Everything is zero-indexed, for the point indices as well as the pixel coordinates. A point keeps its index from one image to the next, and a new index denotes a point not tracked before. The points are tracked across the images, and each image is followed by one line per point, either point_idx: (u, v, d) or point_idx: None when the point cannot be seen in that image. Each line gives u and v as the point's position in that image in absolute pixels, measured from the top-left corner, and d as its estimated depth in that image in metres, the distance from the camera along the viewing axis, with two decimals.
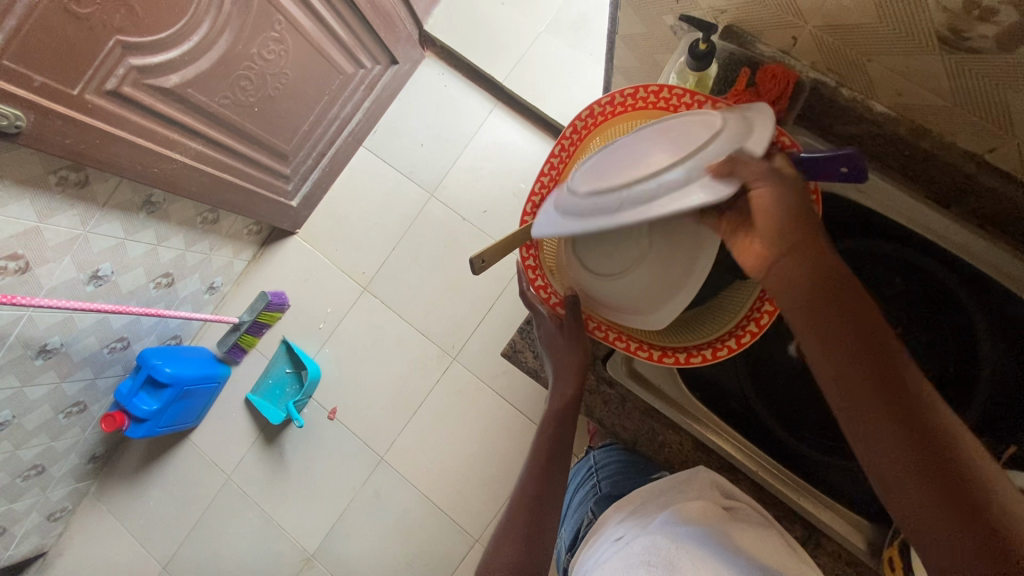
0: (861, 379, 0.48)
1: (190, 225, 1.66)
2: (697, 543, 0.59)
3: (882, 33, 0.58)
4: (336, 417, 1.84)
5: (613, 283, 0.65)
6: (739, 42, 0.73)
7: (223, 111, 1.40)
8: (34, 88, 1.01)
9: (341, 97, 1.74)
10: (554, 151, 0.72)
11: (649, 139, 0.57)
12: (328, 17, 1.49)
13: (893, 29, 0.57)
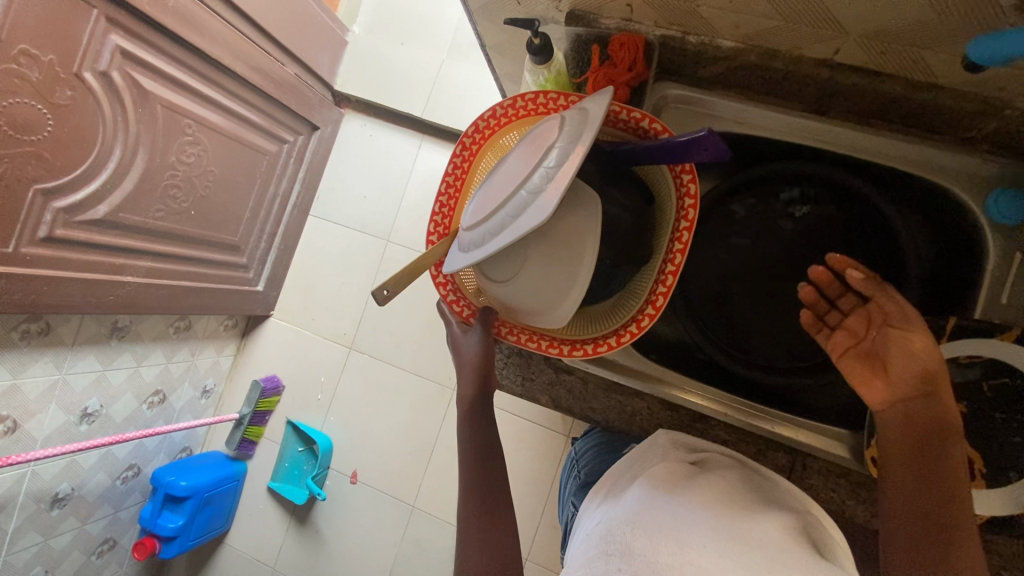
0: (906, 420, 0.60)
1: (165, 337, 1.71)
2: (654, 511, 0.55)
3: None
4: (359, 480, 1.84)
5: (513, 286, 0.62)
6: (584, 23, 0.74)
7: (161, 225, 1.44)
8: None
9: (274, 176, 1.79)
10: (448, 169, 0.75)
11: (518, 158, 0.61)
12: (235, 107, 1.54)
13: None
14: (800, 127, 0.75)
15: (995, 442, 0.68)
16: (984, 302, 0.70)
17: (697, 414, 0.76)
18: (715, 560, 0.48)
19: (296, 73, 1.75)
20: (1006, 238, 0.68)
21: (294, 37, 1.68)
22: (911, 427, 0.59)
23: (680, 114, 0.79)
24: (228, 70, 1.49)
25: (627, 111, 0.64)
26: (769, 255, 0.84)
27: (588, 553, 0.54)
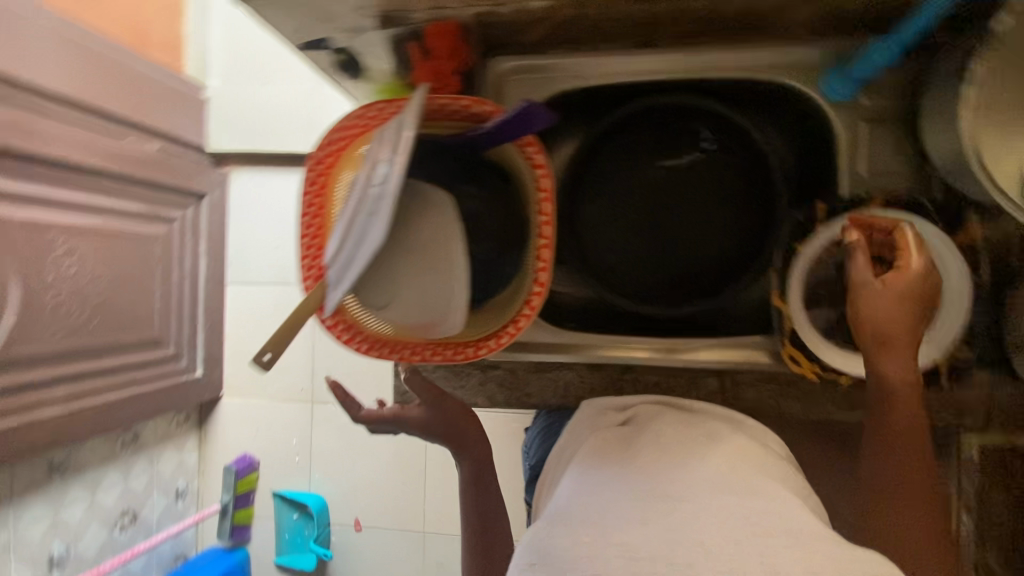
0: (902, 397, 0.58)
1: (113, 456, 1.62)
2: (588, 499, 0.54)
3: None
4: (363, 526, 1.81)
5: (395, 308, 0.60)
6: (395, 21, 0.69)
7: (63, 348, 1.35)
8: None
9: (174, 259, 1.69)
10: (303, 208, 0.65)
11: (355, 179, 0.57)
12: (103, 203, 1.43)
13: None
14: (635, 66, 0.76)
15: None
16: (846, 180, 0.72)
17: (621, 365, 0.79)
18: (649, 531, 0.48)
19: (161, 148, 1.61)
20: (849, 112, 0.72)
21: (139, 112, 1.53)
22: (902, 402, 0.58)
23: (520, 86, 0.78)
24: (83, 166, 1.38)
25: (456, 101, 0.61)
26: (646, 201, 0.82)
27: (520, 552, 0.52)
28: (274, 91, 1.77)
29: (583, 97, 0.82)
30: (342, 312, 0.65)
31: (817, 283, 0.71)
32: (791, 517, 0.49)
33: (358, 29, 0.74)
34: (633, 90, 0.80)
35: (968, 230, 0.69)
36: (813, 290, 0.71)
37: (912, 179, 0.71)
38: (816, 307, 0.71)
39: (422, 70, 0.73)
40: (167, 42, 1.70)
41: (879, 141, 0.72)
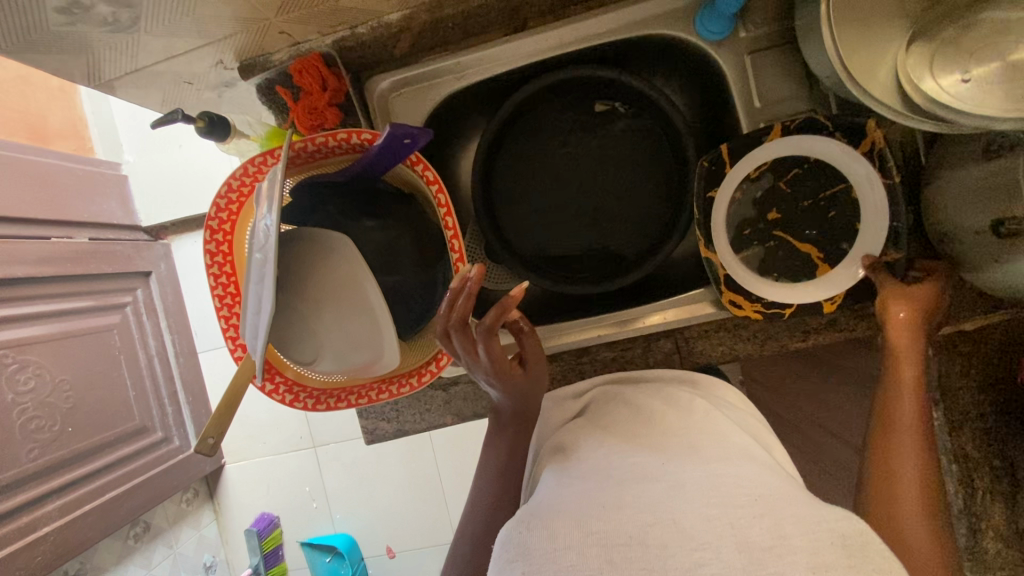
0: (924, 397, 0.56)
1: (130, 551, 1.54)
2: (566, 493, 0.49)
3: None
4: (397, 552, 1.67)
5: (325, 359, 0.59)
6: (259, 68, 0.69)
7: (47, 462, 1.20)
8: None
9: (138, 341, 1.48)
10: (212, 281, 0.63)
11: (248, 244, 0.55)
12: (48, 306, 1.26)
13: None
14: (517, 51, 0.73)
15: (817, 227, 0.71)
16: (745, 115, 0.71)
17: (576, 348, 0.78)
18: (626, 516, 0.43)
19: (92, 237, 1.43)
20: (731, 48, 0.70)
21: (49, 206, 1.32)
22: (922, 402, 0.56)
23: (404, 100, 0.76)
24: (16, 280, 1.20)
25: (332, 137, 0.58)
26: (562, 174, 0.81)
27: (497, 552, 0.46)
28: (197, 144, 1.63)
29: (481, 88, 0.78)
30: (282, 370, 0.63)
31: (738, 225, 0.73)
32: (768, 472, 0.47)
33: (228, 85, 0.73)
34: (538, 68, 0.76)
35: (871, 131, 0.65)
36: (735, 233, 0.73)
37: (810, 99, 0.70)
38: (744, 248, 0.73)
39: (298, 113, 0.71)
40: (71, 128, 1.57)
41: (767, 68, 0.70)
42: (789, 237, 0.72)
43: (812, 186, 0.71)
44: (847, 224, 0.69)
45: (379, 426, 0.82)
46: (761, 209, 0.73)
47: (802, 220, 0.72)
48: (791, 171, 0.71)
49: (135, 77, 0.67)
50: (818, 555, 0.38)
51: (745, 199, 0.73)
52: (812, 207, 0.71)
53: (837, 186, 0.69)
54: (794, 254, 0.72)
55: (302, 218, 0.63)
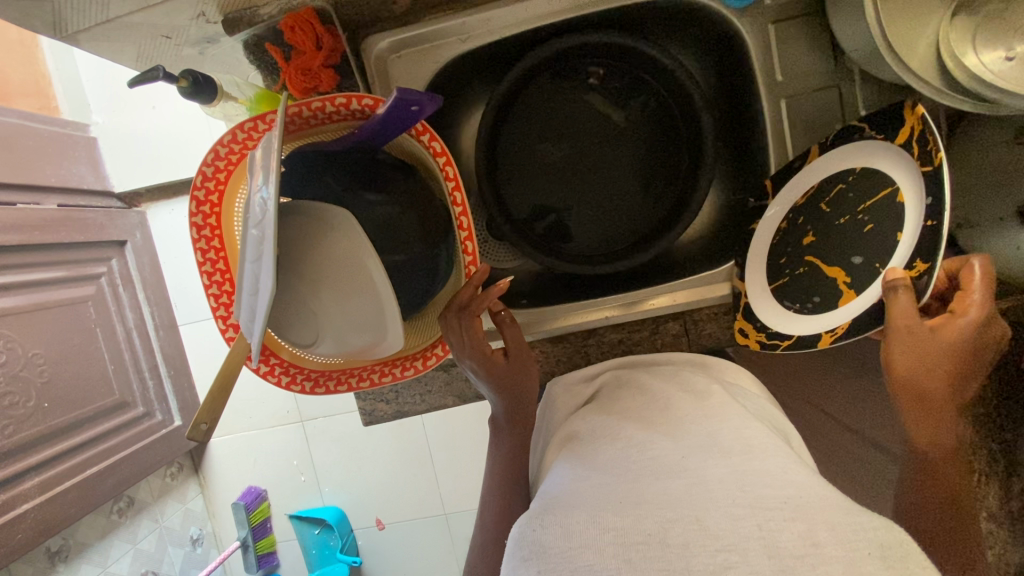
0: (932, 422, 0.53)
1: (115, 526, 1.50)
2: (584, 488, 0.48)
3: None
4: (387, 525, 1.66)
5: (328, 341, 0.56)
6: (246, 23, 0.63)
7: (22, 439, 1.15)
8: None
9: (113, 313, 1.41)
10: (198, 256, 0.59)
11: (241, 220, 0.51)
12: (12, 273, 1.18)
13: None
14: (527, 14, 0.68)
15: (856, 247, 0.60)
16: (765, 88, 0.68)
17: (583, 329, 0.77)
18: (646, 514, 0.42)
19: (61, 204, 1.34)
20: (755, 16, 0.66)
21: (11, 169, 1.22)
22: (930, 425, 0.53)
23: (405, 63, 0.70)
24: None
25: (329, 101, 0.54)
26: (571, 148, 0.77)
27: (508, 550, 0.46)
28: (170, 105, 1.53)
29: (487, 50, 0.73)
30: (278, 352, 0.59)
31: (775, 254, 0.67)
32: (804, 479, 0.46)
33: (211, 41, 0.67)
34: (547, 29, 0.71)
35: (909, 117, 0.54)
36: (771, 263, 0.68)
37: (832, 74, 0.67)
38: (778, 278, 0.67)
39: (287, 74, 0.65)
40: (33, 86, 1.46)
41: (790, 40, 0.67)
42: (824, 261, 0.62)
43: (852, 200, 0.61)
44: (888, 239, 0.57)
45: (377, 408, 0.79)
46: (799, 235, 0.65)
47: (839, 240, 0.61)
48: (833, 188, 0.62)
49: (106, 30, 0.61)
50: (855, 563, 0.36)
51: (789, 227, 0.66)
52: (852, 225, 0.60)
53: (884, 190, 0.57)
54: (824, 281, 0.62)
55: (297, 191, 0.58)
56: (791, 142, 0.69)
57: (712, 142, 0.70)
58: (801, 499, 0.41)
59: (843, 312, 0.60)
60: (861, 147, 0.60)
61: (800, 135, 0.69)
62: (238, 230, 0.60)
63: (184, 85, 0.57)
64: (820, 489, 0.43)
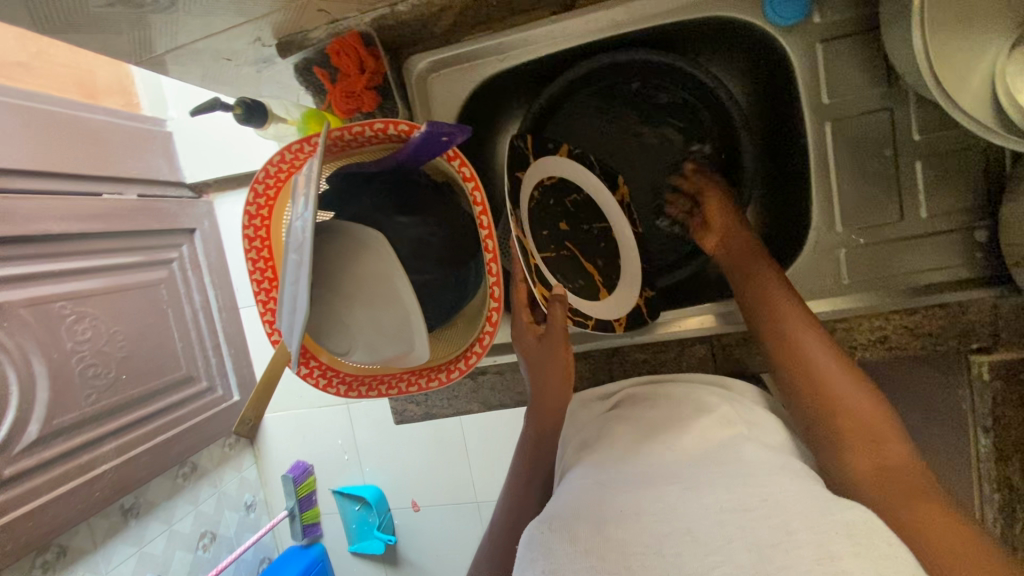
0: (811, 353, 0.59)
1: (180, 489, 1.65)
2: (589, 493, 0.50)
3: None
4: (422, 506, 1.73)
5: (359, 350, 0.60)
6: (297, 46, 0.67)
7: (103, 407, 1.24)
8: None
9: (183, 295, 1.52)
10: (249, 265, 0.63)
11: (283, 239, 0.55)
12: (98, 254, 1.29)
13: None
14: (564, 31, 0.68)
15: (595, 252, 0.75)
16: (810, 110, 0.66)
17: (607, 347, 0.78)
18: (646, 527, 0.44)
19: (140, 194, 1.45)
20: (802, 36, 0.64)
21: (96, 162, 1.32)
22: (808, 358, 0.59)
23: (444, 82, 0.73)
24: (68, 235, 1.21)
25: (368, 126, 0.56)
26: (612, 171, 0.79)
27: (520, 552, 0.47)
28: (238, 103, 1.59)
29: (523, 67, 0.73)
30: (316, 355, 0.63)
31: (539, 226, 0.68)
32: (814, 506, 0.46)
33: (267, 62, 0.71)
34: (586, 48, 0.71)
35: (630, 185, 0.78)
36: (537, 231, 0.67)
37: (885, 96, 0.64)
38: (545, 250, 0.68)
39: (334, 95, 0.69)
40: (117, 86, 1.58)
41: (841, 60, 0.64)
42: (577, 252, 0.73)
43: (590, 213, 0.75)
44: (613, 255, 0.76)
45: (408, 408, 0.84)
46: (555, 214, 0.71)
47: (581, 238, 0.73)
48: (574, 194, 0.73)
49: (176, 55, 0.66)
50: (825, 545, 0.39)
51: (546, 198, 0.70)
52: (591, 235, 0.74)
53: (601, 221, 0.76)
54: (576, 267, 0.72)
55: (337, 207, 0.62)
56: (836, 167, 0.66)
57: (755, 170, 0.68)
58: (779, 496, 0.45)
59: (595, 304, 0.72)
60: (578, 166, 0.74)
61: (846, 159, 0.66)
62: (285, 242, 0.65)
63: (241, 116, 0.63)
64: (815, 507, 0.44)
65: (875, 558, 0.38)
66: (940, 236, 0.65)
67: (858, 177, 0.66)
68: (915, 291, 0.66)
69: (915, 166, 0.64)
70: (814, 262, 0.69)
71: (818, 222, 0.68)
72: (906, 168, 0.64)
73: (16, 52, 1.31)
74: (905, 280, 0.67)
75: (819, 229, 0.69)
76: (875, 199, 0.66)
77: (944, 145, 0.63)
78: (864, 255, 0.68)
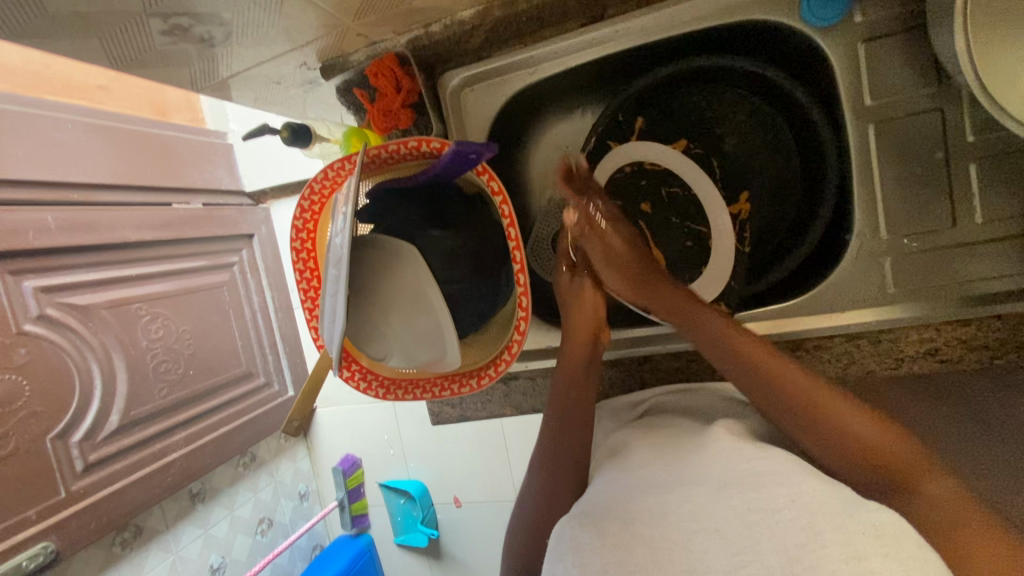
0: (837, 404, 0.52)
1: (241, 477, 1.77)
2: (617, 494, 0.52)
3: None
4: (464, 502, 1.76)
5: (394, 354, 0.63)
6: (339, 69, 0.72)
7: (173, 400, 1.28)
8: (37, 520, 1.01)
9: (244, 293, 1.52)
10: (297, 277, 0.67)
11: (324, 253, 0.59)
12: (169, 252, 1.32)
13: None
14: (593, 41, 0.69)
15: (676, 249, 0.74)
16: (852, 114, 0.63)
17: (637, 354, 0.79)
18: (668, 526, 0.44)
19: (205, 203, 1.45)
20: (846, 37, 0.62)
21: (166, 175, 1.34)
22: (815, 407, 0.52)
23: (477, 95, 0.76)
24: (141, 242, 1.25)
25: (403, 144, 0.60)
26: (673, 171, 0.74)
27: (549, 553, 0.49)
28: None
29: (553, 77, 0.74)
30: (357, 359, 0.66)
31: (613, 196, 0.76)
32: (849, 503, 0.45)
33: (312, 83, 0.76)
34: (617, 57, 0.71)
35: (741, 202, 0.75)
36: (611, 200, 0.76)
37: (935, 96, 0.60)
38: None
39: (372, 113, 0.74)
40: (185, 102, 1.62)
41: (885, 60, 0.61)
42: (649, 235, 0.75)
43: (684, 210, 0.73)
44: (696, 259, 0.73)
45: (443, 410, 0.88)
46: (636, 196, 0.75)
47: (658, 226, 0.75)
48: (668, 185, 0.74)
49: (231, 83, 0.72)
50: (852, 544, 0.39)
51: (633, 176, 0.75)
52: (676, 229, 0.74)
53: (698, 223, 0.73)
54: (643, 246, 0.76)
55: (375, 220, 0.66)
56: (880, 170, 0.64)
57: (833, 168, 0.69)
58: (801, 498, 0.44)
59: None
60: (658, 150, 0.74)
61: (892, 163, 0.63)
62: (329, 254, 0.69)
63: (288, 140, 0.70)
64: (846, 508, 0.44)
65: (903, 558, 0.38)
66: (999, 243, 0.61)
67: (904, 182, 0.63)
68: (968, 302, 0.63)
69: (969, 169, 0.60)
70: (857, 270, 0.66)
71: (861, 228, 0.66)
72: (959, 170, 0.61)
73: (96, 75, 1.42)
74: (959, 289, 0.63)
75: (862, 235, 0.66)
76: (925, 204, 0.63)
77: (1002, 147, 0.59)
78: (913, 262, 0.64)
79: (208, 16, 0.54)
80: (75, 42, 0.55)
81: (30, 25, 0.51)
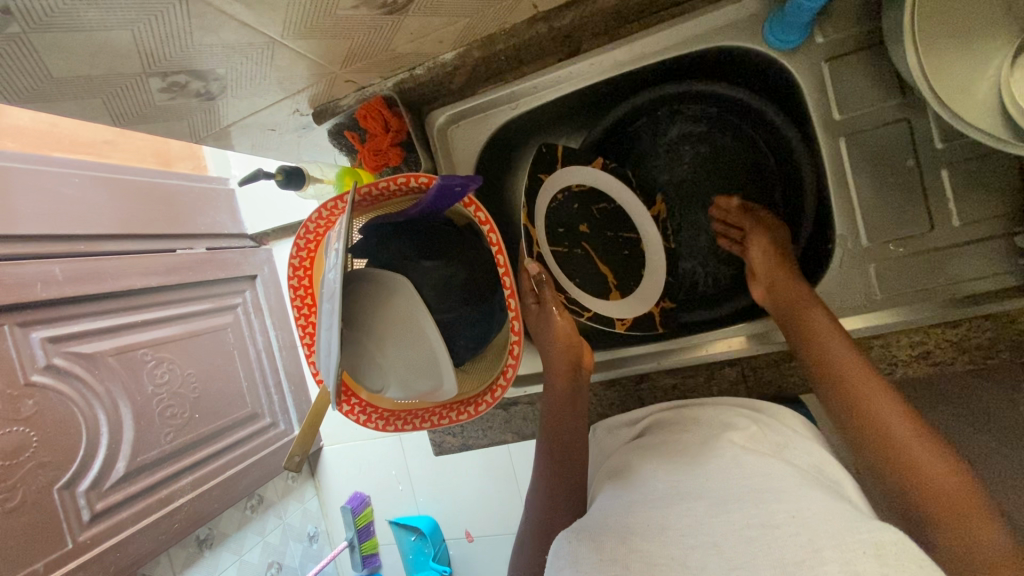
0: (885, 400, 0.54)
1: (249, 520, 1.75)
2: (617, 512, 0.51)
3: (363, 36, 0.58)
4: (476, 537, 1.72)
5: (393, 385, 0.64)
6: (330, 112, 0.75)
7: (180, 443, 1.28)
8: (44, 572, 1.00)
9: (248, 334, 1.52)
10: (295, 316, 0.69)
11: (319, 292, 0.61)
12: (172, 296, 1.34)
13: (365, 30, 0.57)
14: (571, 74, 0.72)
15: (616, 259, 0.79)
16: (822, 129, 0.66)
17: (634, 374, 0.80)
18: (663, 543, 0.44)
19: (208, 247, 1.48)
20: (808, 55, 0.65)
21: (169, 222, 1.38)
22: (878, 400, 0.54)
23: (462, 131, 0.79)
24: (145, 289, 1.27)
25: (393, 181, 0.62)
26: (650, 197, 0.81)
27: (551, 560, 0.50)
28: None
29: (535, 109, 0.77)
30: (356, 392, 0.65)
31: (555, 222, 0.75)
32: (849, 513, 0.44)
33: (306, 128, 0.80)
34: (595, 87, 0.75)
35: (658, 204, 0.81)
36: (552, 229, 0.75)
37: (901, 106, 0.63)
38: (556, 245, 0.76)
39: (364, 152, 0.78)
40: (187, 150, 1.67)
41: (849, 75, 0.64)
42: (593, 254, 0.78)
43: (617, 223, 0.79)
44: (634, 264, 0.80)
45: (446, 440, 0.89)
46: (575, 219, 0.76)
47: (604, 247, 0.78)
48: (600, 204, 0.78)
49: (228, 133, 0.76)
50: (848, 557, 0.38)
51: (567, 202, 0.76)
52: (613, 242, 0.79)
53: (629, 232, 0.80)
54: (592, 266, 0.78)
55: (368, 256, 0.68)
56: (854, 181, 0.66)
57: (811, 177, 0.73)
58: (799, 509, 0.44)
59: (603, 301, 0.78)
60: (602, 181, 0.78)
61: (866, 174, 0.65)
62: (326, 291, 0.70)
63: (284, 182, 0.73)
64: (843, 513, 0.43)
65: (897, 562, 0.38)
66: (982, 244, 0.61)
67: (879, 190, 0.65)
68: (957, 303, 0.63)
69: (941, 175, 0.62)
70: (843, 277, 0.68)
71: (843, 235, 0.67)
72: (932, 176, 0.62)
73: (103, 130, 1.48)
74: (947, 290, 0.63)
75: (845, 242, 0.67)
76: (901, 210, 0.64)
77: (969, 152, 0.61)
78: (896, 267, 0.65)
79: (204, 72, 0.57)
80: (80, 103, 0.58)
81: (37, 90, 0.54)
